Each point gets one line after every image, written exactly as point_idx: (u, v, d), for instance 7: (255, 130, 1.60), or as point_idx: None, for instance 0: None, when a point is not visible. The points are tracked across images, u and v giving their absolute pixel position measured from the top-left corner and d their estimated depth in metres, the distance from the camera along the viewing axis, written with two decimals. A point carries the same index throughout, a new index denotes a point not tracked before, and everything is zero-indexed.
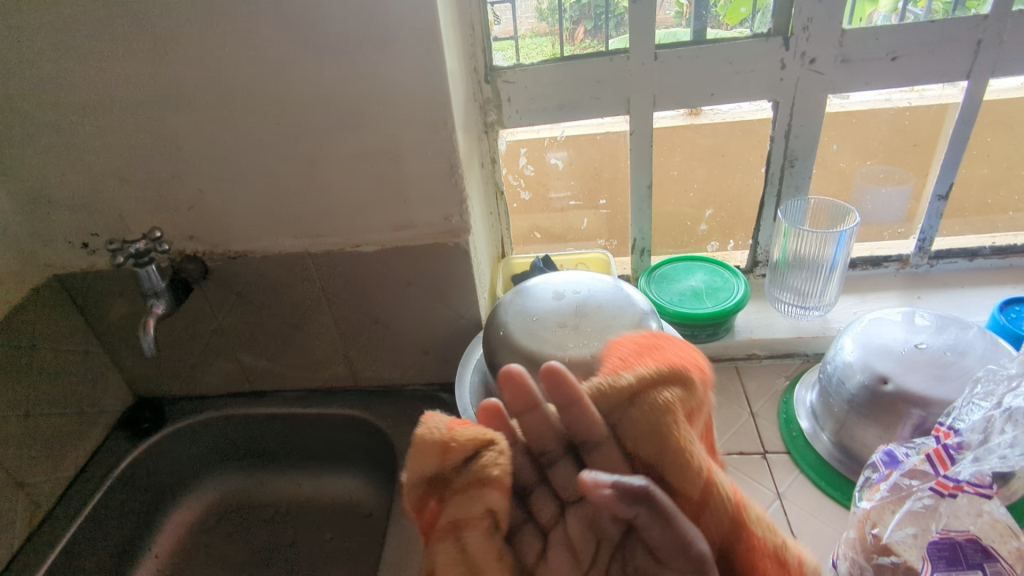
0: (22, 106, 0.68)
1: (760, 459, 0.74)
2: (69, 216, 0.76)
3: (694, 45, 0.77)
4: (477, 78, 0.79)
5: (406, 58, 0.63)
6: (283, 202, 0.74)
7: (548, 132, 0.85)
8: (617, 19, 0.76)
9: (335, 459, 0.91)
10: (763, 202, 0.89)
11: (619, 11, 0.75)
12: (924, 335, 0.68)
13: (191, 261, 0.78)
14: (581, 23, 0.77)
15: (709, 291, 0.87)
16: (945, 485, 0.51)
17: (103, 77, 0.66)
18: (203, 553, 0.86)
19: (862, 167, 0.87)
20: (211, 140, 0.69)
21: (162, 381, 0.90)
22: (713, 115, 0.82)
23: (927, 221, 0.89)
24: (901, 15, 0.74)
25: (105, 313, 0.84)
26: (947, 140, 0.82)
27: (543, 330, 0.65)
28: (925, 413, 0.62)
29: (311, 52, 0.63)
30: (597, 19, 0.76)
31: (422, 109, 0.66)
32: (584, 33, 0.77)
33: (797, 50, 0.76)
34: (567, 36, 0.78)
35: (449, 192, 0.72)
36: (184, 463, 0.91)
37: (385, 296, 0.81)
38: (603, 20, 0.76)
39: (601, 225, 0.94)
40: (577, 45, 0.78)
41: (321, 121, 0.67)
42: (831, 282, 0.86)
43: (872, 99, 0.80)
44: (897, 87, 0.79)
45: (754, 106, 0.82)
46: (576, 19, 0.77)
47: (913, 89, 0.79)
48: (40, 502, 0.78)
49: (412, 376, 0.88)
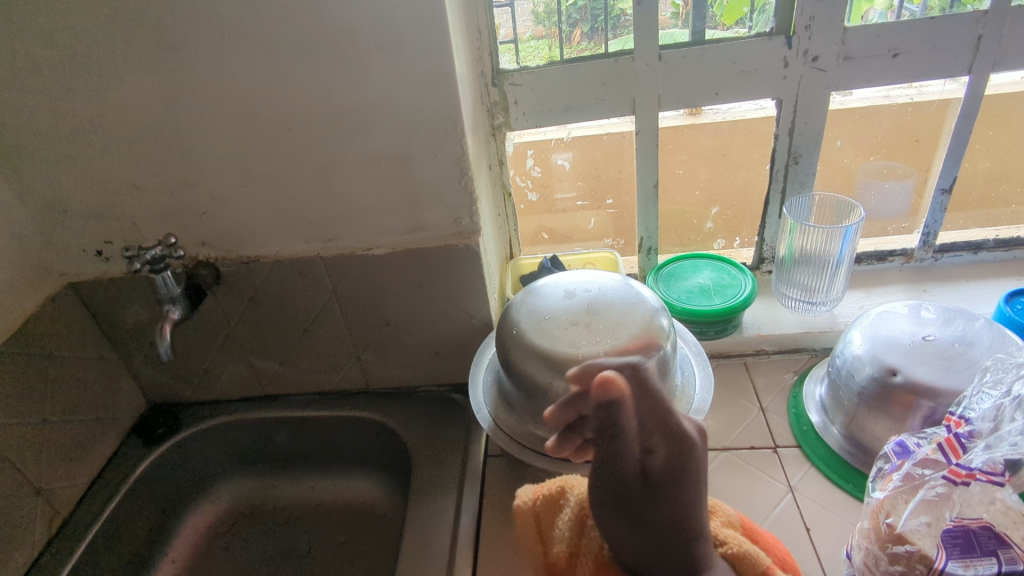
0: (34, 117, 0.69)
1: (772, 453, 0.75)
2: (83, 225, 0.77)
3: (696, 46, 0.78)
4: (484, 81, 0.80)
5: (415, 64, 0.64)
6: (294, 208, 0.75)
7: (553, 133, 0.86)
8: (614, 22, 0.77)
9: (350, 461, 0.91)
10: (768, 199, 0.90)
11: (615, 13, 0.77)
12: (931, 327, 0.69)
13: (205, 267, 0.80)
14: (577, 26, 0.78)
15: (716, 288, 0.88)
16: (959, 473, 0.52)
17: (116, 86, 0.67)
18: (219, 558, 0.87)
19: (865, 163, 0.88)
20: (223, 148, 0.70)
21: (175, 387, 0.91)
22: (713, 114, 0.83)
23: (931, 216, 0.89)
24: (897, 13, 0.75)
25: (117, 320, 0.85)
26: (949, 133, 0.83)
27: (555, 328, 0.65)
28: (935, 404, 0.63)
29: (320, 59, 0.64)
30: (593, 21, 0.77)
31: (430, 114, 0.67)
32: (580, 36, 0.79)
33: (799, 49, 0.77)
34: (565, 39, 0.79)
35: (459, 193, 0.73)
36: (199, 468, 0.91)
37: (395, 298, 0.81)
38: (600, 22, 0.77)
39: (607, 224, 0.95)
40: (574, 48, 0.80)
41: (331, 127, 0.68)
42: (837, 277, 0.87)
43: (871, 95, 0.81)
44: (896, 84, 0.80)
45: (756, 104, 0.83)
46: (573, 23, 0.78)
47: (912, 85, 0.80)
48: (59, 506, 0.78)
49: (423, 377, 0.89)
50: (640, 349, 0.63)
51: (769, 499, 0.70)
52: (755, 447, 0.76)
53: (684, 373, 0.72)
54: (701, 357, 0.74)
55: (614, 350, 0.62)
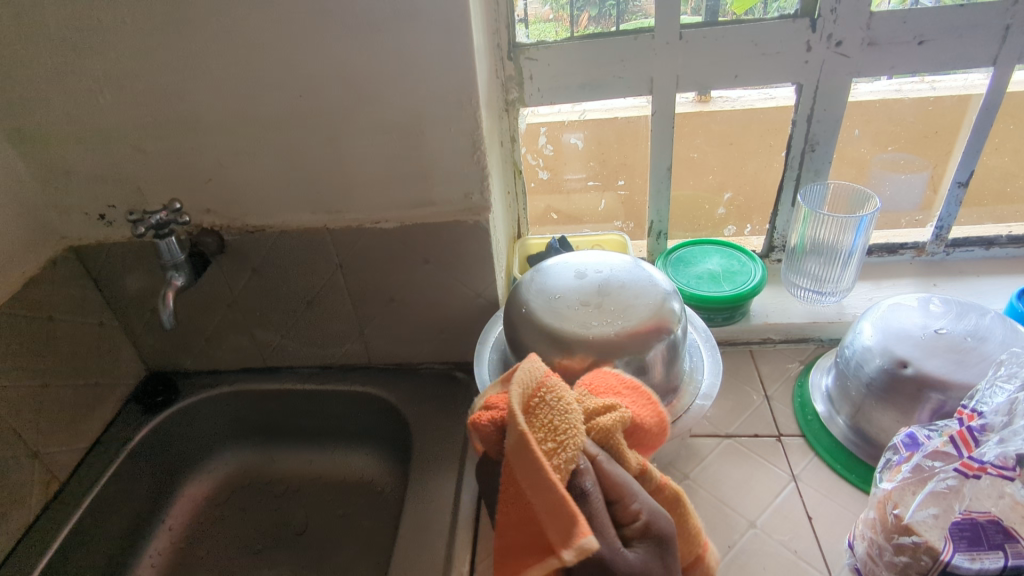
0: (37, 75, 0.68)
1: (775, 442, 0.74)
2: (86, 187, 0.76)
3: (710, 28, 0.76)
4: (500, 55, 0.78)
5: (432, 31, 0.62)
6: (302, 178, 0.74)
7: (568, 112, 0.84)
8: (621, 6, 0.76)
9: (349, 436, 0.91)
10: (782, 186, 0.89)
11: None
12: (943, 321, 0.68)
13: (209, 234, 0.78)
14: (585, 9, 0.77)
15: (726, 274, 0.87)
16: (970, 466, 0.51)
17: (122, 46, 0.65)
18: (216, 527, 0.87)
19: (881, 153, 0.86)
20: (231, 112, 0.69)
21: (176, 355, 0.90)
22: (723, 102, 0.82)
23: (945, 209, 0.88)
24: (912, 3, 0.74)
25: (119, 285, 0.84)
26: (969, 127, 0.82)
27: (566, 308, 0.64)
28: (945, 397, 0.63)
29: (335, 24, 0.62)
30: (601, 6, 0.76)
31: (446, 84, 0.65)
32: (588, 20, 0.77)
33: (823, 32, 0.75)
34: (573, 22, 0.78)
35: (471, 169, 0.71)
36: (198, 437, 0.91)
37: (402, 273, 0.81)
38: (607, 8, 0.76)
39: (617, 206, 0.94)
40: (582, 31, 0.78)
41: (342, 95, 0.67)
42: (848, 267, 0.86)
43: (882, 90, 0.80)
44: (909, 76, 0.79)
45: (765, 94, 0.82)
46: (581, 6, 0.77)
47: (925, 78, 0.79)
48: (56, 471, 0.78)
49: (426, 354, 0.88)
50: (651, 332, 0.62)
51: (771, 487, 0.70)
52: (759, 435, 0.75)
53: (693, 358, 0.72)
54: (710, 344, 0.73)
55: (625, 332, 0.62)
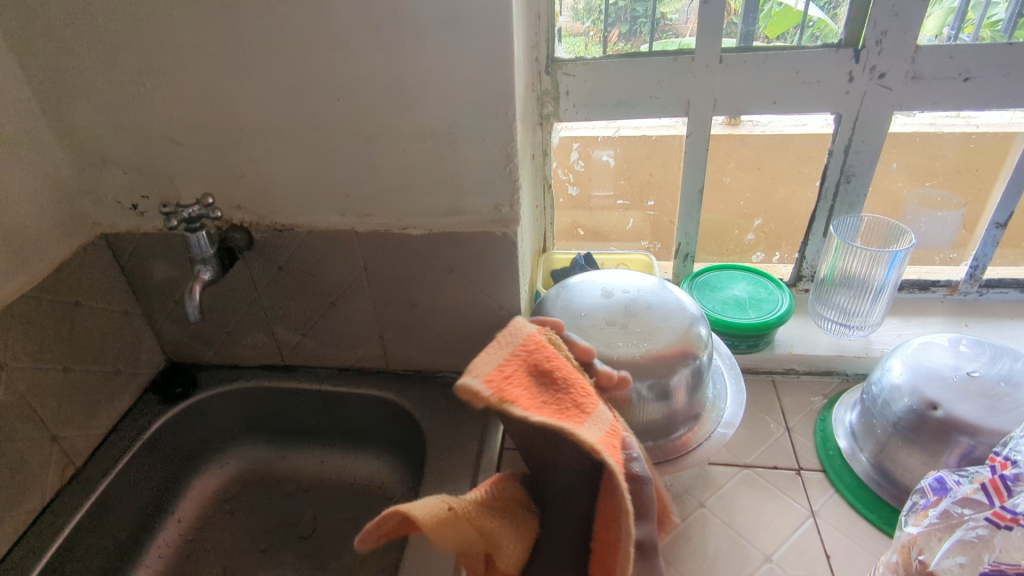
0: (81, 64, 0.69)
1: (794, 475, 0.73)
2: (121, 177, 0.77)
3: (745, 53, 0.76)
4: (538, 69, 0.79)
5: (473, 41, 0.62)
6: (334, 179, 0.74)
7: (602, 129, 0.84)
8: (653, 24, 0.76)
9: (362, 440, 0.91)
10: (814, 216, 0.88)
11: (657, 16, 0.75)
12: (975, 363, 0.67)
13: (238, 230, 0.79)
14: (615, 26, 0.77)
15: (752, 301, 0.86)
16: (1002, 516, 0.49)
17: (166, 41, 0.66)
18: (223, 523, 0.86)
19: (917, 188, 0.85)
20: (269, 112, 0.69)
21: (196, 348, 0.91)
22: (753, 126, 0.82)
23: (981, 249, 0.86)
24: (949, 40, 0.73)
25: (146, 276, 0.84)
26: (1010, 168, 0.80)
27: (591, 327, 0.63)
28: (974, 442, 0.61)
29: (377, 30, 0.62)
30: (633, 24, 0.77)
31: (483, 95, 0.65)
32: (619, 36, 0.78)
33: (867, 64, 0.74)
34: (604, 39, 0.78)
35: (503, 181, 0.71)
36: (211, 431, 0.91)
37: (426, 280, 0.80)
38: (640, 25, 0.76)
39: (645, 226, 0.93)
40: (613, 48, 0.78)
41: (380, 103, 0.67)
42: (878, 302, 0.84)
43: (917, 122, 0.79)
44: (946, 111, 0.77)
45: (796, 120, 0.81)
46: (611, 23, 0.77)
47: (961, 115, 0.78)
48: (73, 455, 0.79)
49: (445, 362, 0.88)
50: (676, 356, 0.62)
51: (789, 522, 0.68)
52: (779, 467, 0.74)
53: (716, 385, 0.71)
54: (734, 371, 0.73)
55: (650, 354, 0.62)
